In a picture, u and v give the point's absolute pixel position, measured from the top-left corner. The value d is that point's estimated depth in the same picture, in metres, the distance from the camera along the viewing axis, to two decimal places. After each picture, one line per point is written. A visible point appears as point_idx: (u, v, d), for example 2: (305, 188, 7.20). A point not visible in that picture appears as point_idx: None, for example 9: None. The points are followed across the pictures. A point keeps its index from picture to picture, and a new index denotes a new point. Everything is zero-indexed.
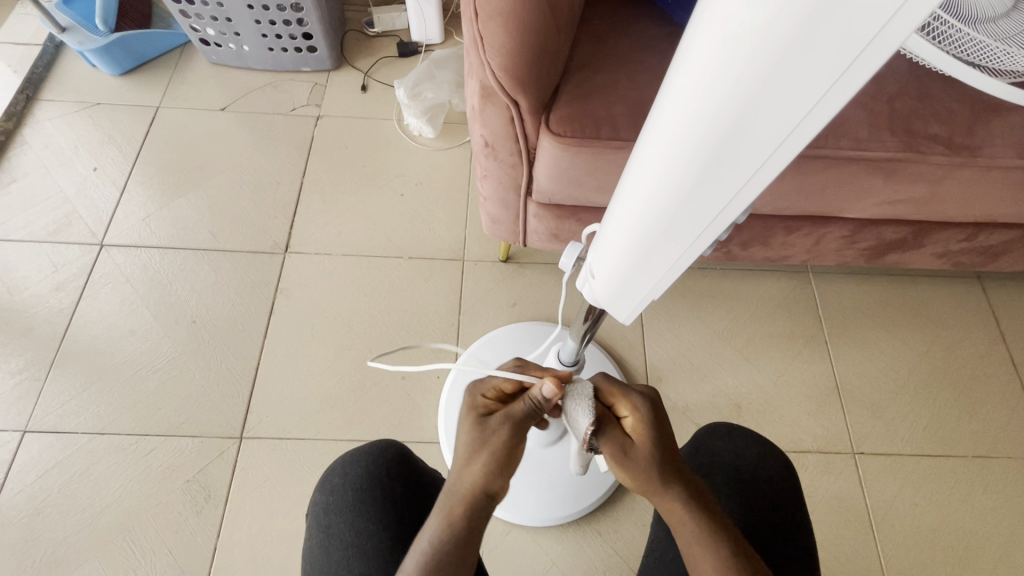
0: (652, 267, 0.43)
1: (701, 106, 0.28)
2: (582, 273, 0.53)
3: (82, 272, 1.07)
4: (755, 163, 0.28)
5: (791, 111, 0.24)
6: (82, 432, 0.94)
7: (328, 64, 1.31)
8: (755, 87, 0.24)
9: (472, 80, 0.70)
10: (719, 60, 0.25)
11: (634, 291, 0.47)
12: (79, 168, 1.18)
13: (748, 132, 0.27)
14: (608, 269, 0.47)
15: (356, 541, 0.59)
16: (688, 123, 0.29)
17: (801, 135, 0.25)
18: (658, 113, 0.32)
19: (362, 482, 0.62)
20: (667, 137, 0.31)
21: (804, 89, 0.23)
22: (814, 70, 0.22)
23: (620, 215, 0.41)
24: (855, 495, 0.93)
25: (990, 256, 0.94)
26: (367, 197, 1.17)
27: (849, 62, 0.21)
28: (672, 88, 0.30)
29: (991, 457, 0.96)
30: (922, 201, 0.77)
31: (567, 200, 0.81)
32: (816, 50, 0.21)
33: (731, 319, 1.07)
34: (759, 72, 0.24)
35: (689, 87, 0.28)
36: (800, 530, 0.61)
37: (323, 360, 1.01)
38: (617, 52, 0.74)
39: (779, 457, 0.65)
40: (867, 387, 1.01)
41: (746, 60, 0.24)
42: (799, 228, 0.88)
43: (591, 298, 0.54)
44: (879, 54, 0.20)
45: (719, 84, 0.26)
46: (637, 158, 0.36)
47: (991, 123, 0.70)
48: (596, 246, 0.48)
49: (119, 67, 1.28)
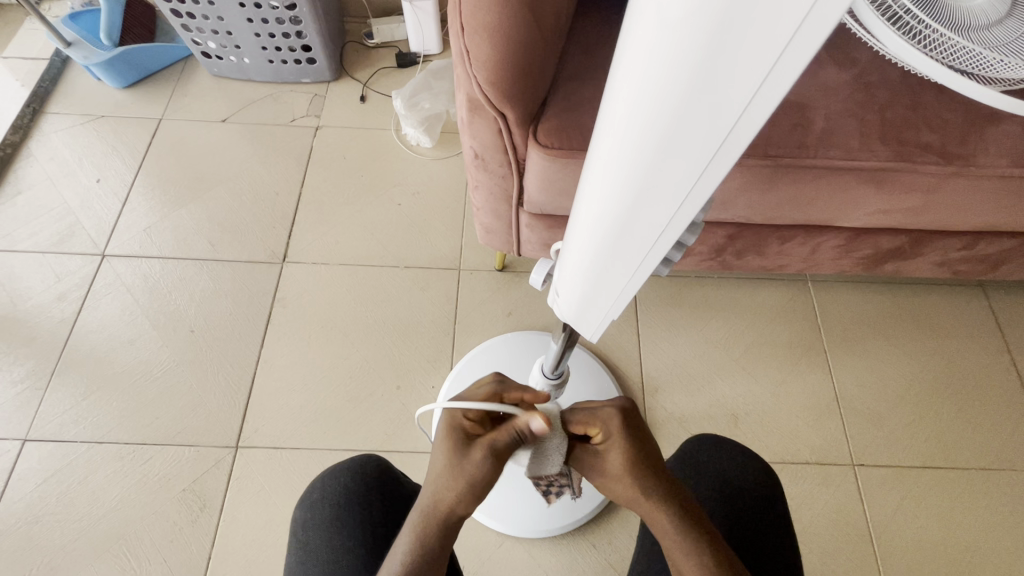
0: (614, 278, 0.42)
1: (641, 108, 0.27)
2: (550, 288, 0.53)
3: (84, 281, 1.09)
4: (697, 169, 0.28)
5: (725, 113, 0.24)
6: (81, 440, 0.95)
7: (327, 75, 1.33)
8: (687, 87, 0.24)
9: (460, 93, 0.70)
10: (653, 57, 0.25)
11: (599, 303, 0.47)
12: (83, 179, 1.20)
13: (686, 135, 0.27)
14: (572, 282, 0.47)
15: (334, 557, 0.59)
16: (631, 127, 0.29)
17: (737, 138, 0.25)
18: (607, 115, 0.32)
19: (342, 498, 0.62)
20: (614, 139, 0.31)
21: (734, 91, 0.23)
22: (742, 69, 0.22)
23: (579, 226, 0.41)
24: (854, 508, 0.91)
25: (991, 265, 0.92)
26: (363, 206, 1.18)
27: (771, 63, 0.21)
28: (615, 93, 0.30)
29: (995, 469, 0.94)
30: (916, 210, 0.76)
31: (558, 210, 0.81)
32: (740, 49, 0.21)
33: (728, 328, 1.06)
34: (688, 72, 0.24)
35: (631, 86, 0.27)
36: (786, 538, 0.60)
37: (319, 369, 1.02)
38: (605, 64, 0.74)
39: (769, 471, 0.64)
40: (866, 398, 1.00)
41: (675, 60, 0.24)
42: (794, 237, 0.87)
43: (560, 313, 0.53)
44: (797, 56, 0.20)
45: (655, 83, 0.26)
46: (591, 168, 0.36)
47: (985, 131, 0.69)
48: (561, 260, 0.47)
49: (123, 80, 1.31)
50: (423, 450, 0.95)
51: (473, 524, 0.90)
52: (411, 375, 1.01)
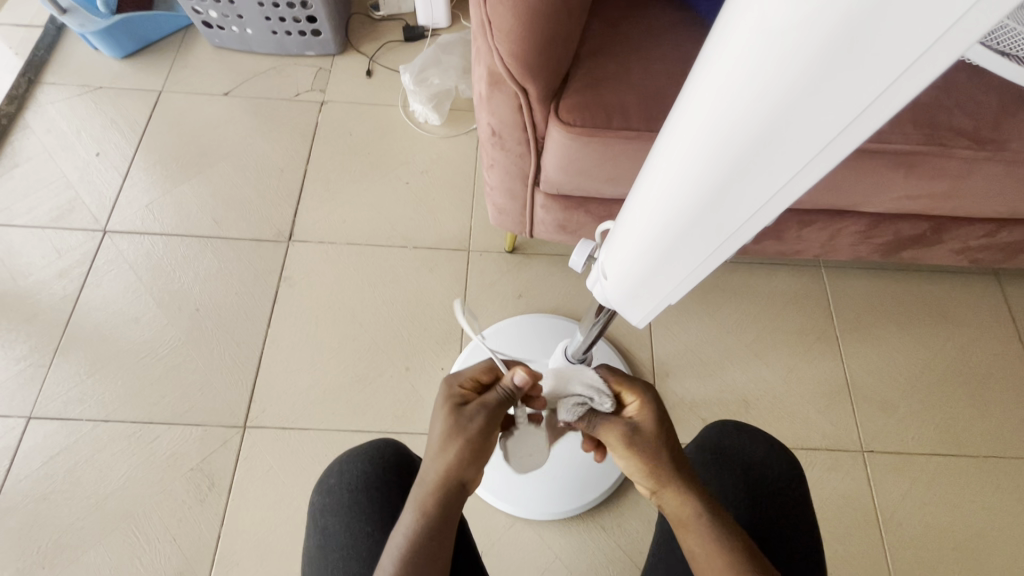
0: (668, 273, 0.42)
1: (735, 102, 0.27)
2: (592, 271, 0.52)
3: (86, 258, 1.07)
4: (791, 169, 0.28)
5: (837, 113, 0.24)
6: (86, 419, 0.94)
7: (332, 48, 1.29)
8: (795, 88, 0.24)
9: (480, 66, 0.68)
10: (760, 53, 0.24)
11: (647, 296, 0.46)
12: (82, 152, 1.17)
13: (783, 136, 0.26)
14: (621, 270, 0.46)
15: (352, 541, 0.59)
16: (719, 123, 0.29)
17: (843, 142, 0.25)
18: (686, 107, 0.31)
19: (359, 484, 0.61)
20: (698, 132, 0.31)
21: (854, 92, 0.23)
22: (866, 72, 0.22)
23: (637, 215, 0.41)
24: (862, 494, 0.92)
25: (1010, 253, 0.91)
26: (370, 185, 1.15)
27: (905, 65, 0.20)
28: (702, 85, 0.29)
29: (1003, 457, 0.95)
30: (943, 196, 0.75)
31: (576, 191, 0.79)
32: (869, 51, 0.21)
33: (740, 313, 1.05)
34: (798, 73, 0.23)
35: (725, 82, 0.27)
36: (806, 525, 0.60)
37: (326, 350, 1.00)
38: (629, 39, 0.71)
39: (788, 458, 0.64)
40: (879, 385, 0.99)
41: (787, 57, 0.23)
42: (814, 222, 0.85)
43: (601, 298, 0.53)
44: (937, 58, 0.20)
45: (757, 79, 0.25)
46: (659, 158, 0.36)
47: (1020, 115, 0.67)
48: (610, 244, 0.47)
49: (121, 49, 1.26)
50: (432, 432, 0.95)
51: (482, 506, 0.90)
52: (420, 357, 1.00)
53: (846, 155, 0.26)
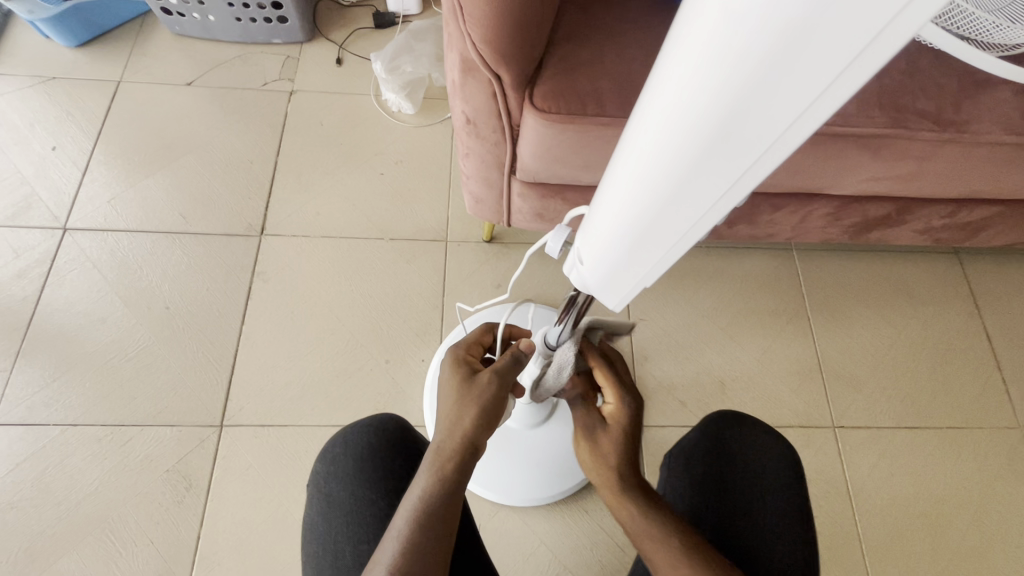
0: (642, 257, 0.43)
1: (701, 84, 0.27)
2: (569, 256, 0.52)
3: (46, 257, 1.02)
4: (755, 153, 0.28)
5: (800, 94, 0.24)
6: (53, 423, 0.91)
7: (300, 35, 1.25)
8: (758, 69, 0.24)
9: (452, 53, 0.67)
10: (723, 34, 0.25)
11: (622, 280, 0.47)
12: (37, 147, 1.11)
13: (748, 118, 0.27)
14: (596, 255, 0.46)
15: (356, 507, 0.60)
16: (686, 106, 0.29)
17: (805, 124, 0.25)
18: (656, 89, 0.32)
19: (363, 453, 0.62)
20: (667, 114, 0.31)
21: (816, 73, 0.23)
22: (824, 53, 0.22)
23: (611, 199, 0.41)
24: (834, 467, 0.95)
25: (971, 232, 0.95)
26: (344, 175, 1.13)
27: (865, 43, 0.21)
28: (671, 66, 0.29)
29: (964, 427, 0.99)
30: (907, 178, 0.77)
31: (552, 178, 0.79)
32: (831, 29, 0.21)
33: (717, 297, 1.07)
34: (761, 54, 0.24)
35: (692, 63, 0.27)
36: (804, 515, 0.62)
37: (303, 345, 0.98)
38: (602, 24, 0.71)
39: (793, 471, 0.64)
40: (849, 363, 1.03)
41: (749, 38, 0.24)
42: (786, 206, 0.87)
43: (578, 283, 0.53)
44: (893, 39, 0.20)
45: (720, 60, 0.26)
46: (631, 140, 0.36)
47: (979, 98, 0.69)
48: (585, 229, 0.47)
49: (75, 38, 1.20)
50: (415, 424, 0.94)
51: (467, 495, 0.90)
52: (399, 349, 0.99)
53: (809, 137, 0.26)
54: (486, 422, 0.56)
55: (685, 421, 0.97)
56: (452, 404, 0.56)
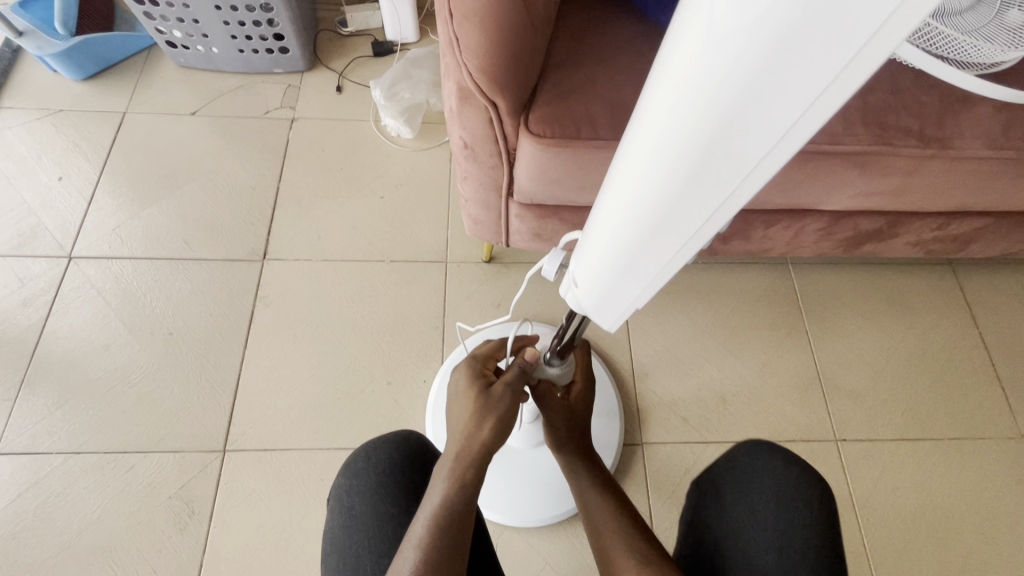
0: (635, 277, 0.44)
1: (686, 109, 0.29)
2: (565, 278, 0.53)
3: (51, 286, 1.04)
4: (740, 173, 0.30)
5: (778, 118, 0.25)
6: (55, 452, 0.91)
7: (301, 65, 1.29)
8: (739, 93, 0.26)
9: (449, 82, 0.69)
10: (704, 62, 0.26)
11: (617, 300, 0.48)
12: (44, 178, 1.14)
13: (733, 140, 0.28)
14: (591, 275, 0.47)
15: (378, 521, 0.60)
16: (674, 128, 0.31)
17: (785, 146, 0.27)
18: (645, 113, 0.33)
19: (384, 467, 0.63)
20: (656, 136, 0.32)
21: (792, 98, 0.24)
22: (799, 79, 0.23)
23: (604, 222, 0.42)
24: (837, 480, 0.95)
25: (963, 243, 0.96)
26: (345, 200, 1.15)
27: (837, 68, 0.22)
28: (658, 93, 0.31)
29: (966, 437, 0.99)
30: (895, 192, 0.79)
31: (549, 200, 0.81)
32: (803, 58, 0.23)
33: (715, 311, 1.08)
34: (740, 80, 0.25)
35: (677, 90, 0.29)
36: (829, 560, 0.57)
37: (305, 369, 0.99)
38: (594, 51, 0.74)
39: (818, 523, 0.59)
40: (848, 376, 1.03)
41: (728, 65, 0.25)
42: (779, 221, 0.89)
43: (574, 305, 0.54)
44: (862, 65, 0.22)
45: (703, 86, 0.27)
46: (622, 162, 0.38)
47: (961, 114, 0.71)
48: (581, 250, 0.48)
49: (82, 72, 1.24)
50: None
51: None
52: (401, 370, 1.00)
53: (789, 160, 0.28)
54: (498, 431, 0.59)
55: (687, 436, 0.97)
56: (470, 415, 0.59)
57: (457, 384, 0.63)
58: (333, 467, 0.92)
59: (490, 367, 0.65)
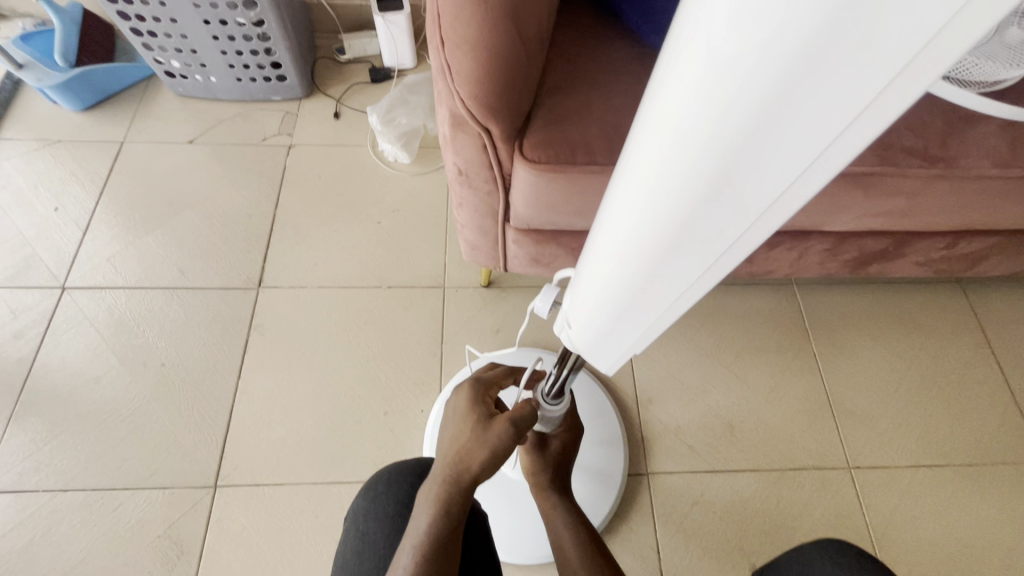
0: (635, 319, 0.42)
1: (682, 158, 0.28)
2: (558, 316, 0.52)
3: (43, 317, 1.02)
4: (742, 222, 0.29)
5: (790, 166, 0.24)
6: (42, 490, 0.88)
7: (298, 92, 1.29)
8: (738, 144, 0.25)
9: (441, 109, 0.68)
10: (699, 113, 0.26)
11: (615, 342, 0.46)
12: (40, 208, 1.13)
13: (733, 189, 0.27)
14: (587, 315, 0.46)
15: (388, 554, 0.56)
16: (670, 175, 0.30)
17: (790, 197, 0.26)
18: (636, 159, 0.32)
19: (405, 495, 0.60)
20: (650, 182, 0.31)
21: (796, 152, 0.24)
22: (804, 135, 0.23)
23: (601, 263, 0.40)
24: (853, 511, 0.91)
25: (972, 262, 0.94)
26: (342, 226, 1.14)
27: (853, 117, 0.21)
28: (650, 139, 0.30)
29: (986, 464, 0.95)
30: (901, 212, 0.77)
31: (546, 225, 0.79)
32: (805, 113, 0.22)
33: (719, 334, 1.05)
34: (739, 132, 0.24)
35: (671, 137, 0.28)
36: None
37: (300, 399, 0.97)
38: (588, 76, 0.73)
39: None
40: (858, 400, 1.00)
41: (724, 117, 0.25)
42: (782, 243, 0.87)
43: (568, 344, 0.52)
44: (869, 122, 0.21)
45: (699, 136, 0.26)
46: (615, 205, 0.37)
47: (965, 133, 0.69)
48: (573, 290, 0.47)
49: (81, 103, 1.24)
50: None
51: None
52: (398, 400, 0.97)
53: (801, 205, 0.26)
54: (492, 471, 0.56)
55: (694, 465, 0.94)
56: (464, 442, 0.55)
57: (456, 405, 0.60)
58: (328, 501, 0.89)
59: (492, 396, 0.62)
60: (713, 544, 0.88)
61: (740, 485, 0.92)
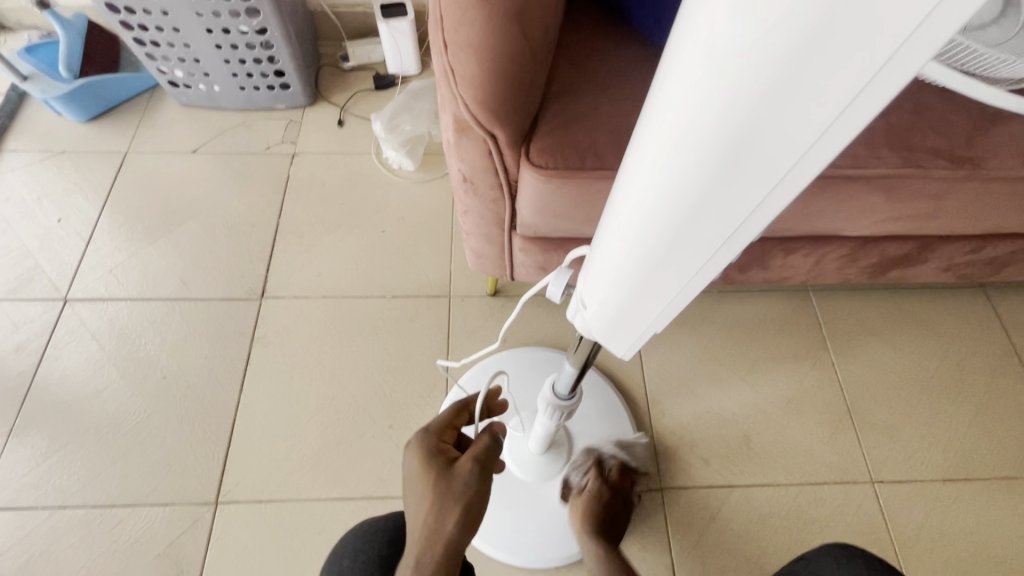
0: (647, 301, 0.39)
1: (698, 113, 0.25)
2: (572, 300, 0.49)
3: (44, 330, 1.01)
4: (766, 183, 0.26)
5: (812, 114, 0.22)
6: (40, 507, 0.86)
7: (302, 100, 1.28)
8: (763, 90, 0.22)
9: (445, 114, 0.65)
10: (717, 57, 0.23)
11: (630, 325, 0.43)
12: (43, 220, 1.12)
13: (756, 145, 0.24)
14: (599, 298, 0.43)
15: None
16: (685, 136, 0.26)
17: (822, 148, 0.23)
18: (650, 119, 0.29)
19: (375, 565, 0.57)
20: (664, 146, 0.28)
21: (833, 90, 0.21)
22: (843, 67, 0.20)
23: (610, 241, 0.38)
24: (878, 527, 0.87)
25: (998, 267, 0.90)
26: (345, 235, 1.12)
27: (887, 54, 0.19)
28: (664, 94, 0.27)
29: (1018, 477, 0.91)
30: (925, 216, 0.74)
31: (555, 232, 0.77)
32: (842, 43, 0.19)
33: (733, 343, 1.02)
34: (764, 76, 0.21)
35: (685, 90, 0.25)
36: None
37: (303, 411, 0.95)
38: (596, 77, 0.71)
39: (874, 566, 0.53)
40: (879, 407, 0.96)
41: (746, 61, 0.22)
42: (799, 249, 0.84)
43: (582, 329, 0.49)
44: (915, 52, 0.18)
45: (717, 86, 0.23)
46: (628, 174, 0.33)
47: (993, 132, 0.66)
48: (587, 271, 0.44)
49: (85, 113, 1.24)
50: None
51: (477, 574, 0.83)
52: (403, 413, 0.95)
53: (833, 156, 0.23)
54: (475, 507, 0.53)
55: (709, 479, 0.90)
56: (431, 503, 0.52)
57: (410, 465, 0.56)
58: (332, 519, 0.86)
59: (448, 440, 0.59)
60: (731, 562, 0.85)
61: (758, 500, 0.89)
